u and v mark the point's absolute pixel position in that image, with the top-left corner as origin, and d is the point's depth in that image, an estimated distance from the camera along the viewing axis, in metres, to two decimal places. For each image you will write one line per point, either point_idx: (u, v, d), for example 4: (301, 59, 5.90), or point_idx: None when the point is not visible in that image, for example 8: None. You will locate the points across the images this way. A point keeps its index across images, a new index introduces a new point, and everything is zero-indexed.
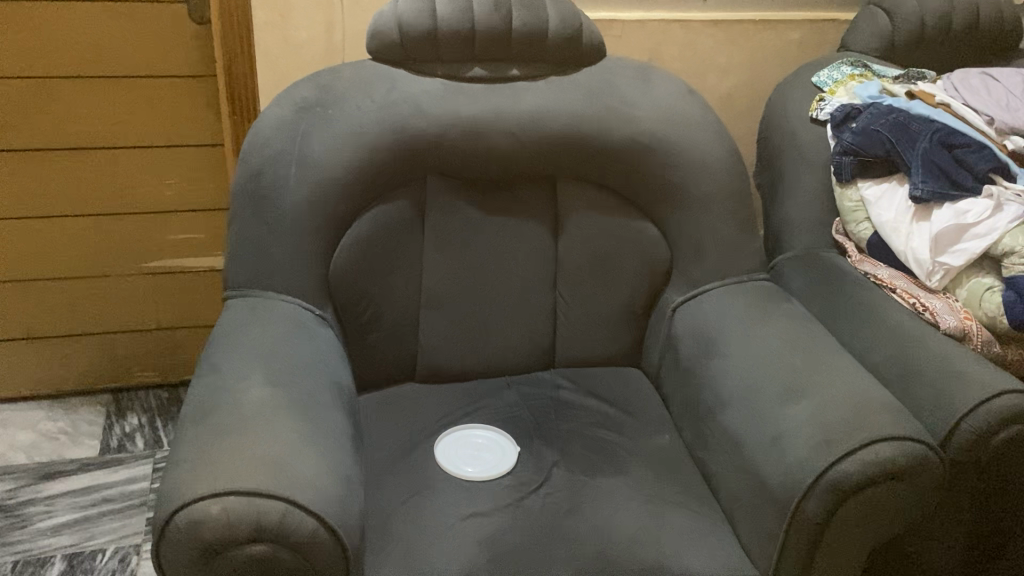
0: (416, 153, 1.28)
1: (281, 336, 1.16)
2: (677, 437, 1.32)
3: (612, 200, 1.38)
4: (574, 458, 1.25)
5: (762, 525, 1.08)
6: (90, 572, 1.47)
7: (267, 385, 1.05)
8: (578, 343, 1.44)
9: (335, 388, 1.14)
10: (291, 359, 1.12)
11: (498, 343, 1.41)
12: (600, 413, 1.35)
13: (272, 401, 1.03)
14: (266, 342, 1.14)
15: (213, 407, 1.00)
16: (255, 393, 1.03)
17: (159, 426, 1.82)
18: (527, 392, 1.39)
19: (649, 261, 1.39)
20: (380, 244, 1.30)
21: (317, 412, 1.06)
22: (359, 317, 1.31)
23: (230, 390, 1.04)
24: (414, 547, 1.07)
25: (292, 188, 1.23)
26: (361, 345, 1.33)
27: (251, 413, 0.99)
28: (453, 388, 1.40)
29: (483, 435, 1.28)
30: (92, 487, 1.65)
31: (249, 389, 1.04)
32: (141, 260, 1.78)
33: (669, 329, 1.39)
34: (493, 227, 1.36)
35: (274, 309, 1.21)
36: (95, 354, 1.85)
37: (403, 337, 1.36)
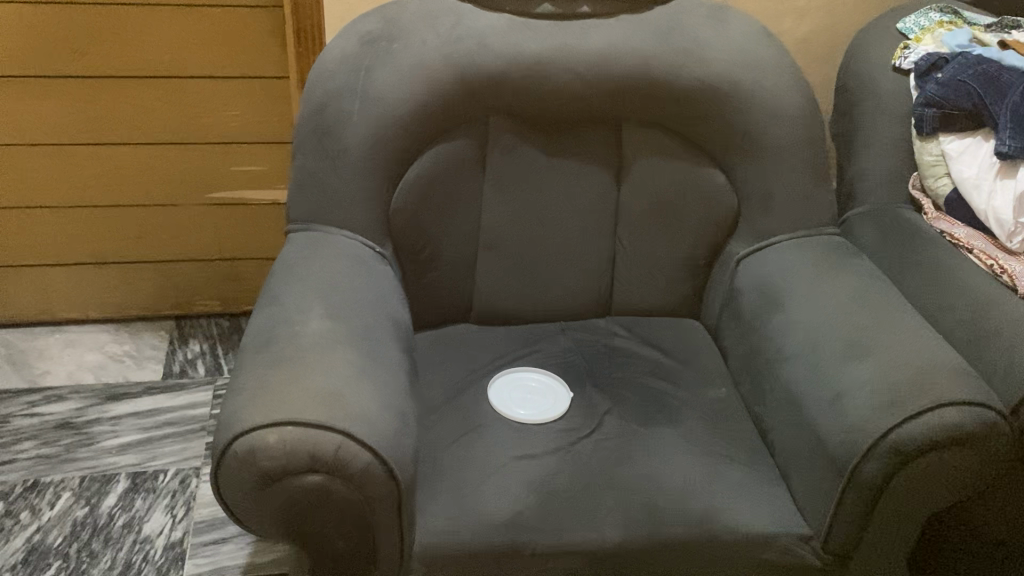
0: (481, 90, 1.26)
1: (342, 271, 1.16)
2: (734, 390, 1.30)
3: (679, 146, 1.34)
4: (627, 406, 1.24)
5: (818, 483, 1.06)
6: (153, 492, 1.53)
7: (326, 318, 1.06)
8: (636, 292, 1.42)
9: (392, 324, 1.15)
10: (350, 293, 1.13)
11: (555, 288, 1.40)
12: (656, 362, 1.33)
13: (330, 334, 1.03)
14: (326, 276, 1.14)
15: (272, 338, 1.02)
16: (315, 326, 1.04)
17: (220, 354, 1.86)
18: (583, 338, 1.38)
19: (715, 210, 1.36)
20: (440, 183, 1.28)
21: (374, 347, 1.06)
22: (417, 256, 1.31)
23: (290, 322, 1.05)
24: (464, 485, 1.08)
25: (354, 123, 1.22)
26: (419, 283, 1.33)
27: (310, 346, 1.00)
28: (508, 330, 1.39)
29: (537, 379, 1.28)
30: (155, 410, 1.70)
31: (309, 322, 1.05)
32: (206, 190, 1.80)
33: (731, 281, 1.36)
34: (555, 168, 1.34)
35: (334, 244, 1.22)
36: (160, 281, 1.90)
37: (460, 277, 1.36)
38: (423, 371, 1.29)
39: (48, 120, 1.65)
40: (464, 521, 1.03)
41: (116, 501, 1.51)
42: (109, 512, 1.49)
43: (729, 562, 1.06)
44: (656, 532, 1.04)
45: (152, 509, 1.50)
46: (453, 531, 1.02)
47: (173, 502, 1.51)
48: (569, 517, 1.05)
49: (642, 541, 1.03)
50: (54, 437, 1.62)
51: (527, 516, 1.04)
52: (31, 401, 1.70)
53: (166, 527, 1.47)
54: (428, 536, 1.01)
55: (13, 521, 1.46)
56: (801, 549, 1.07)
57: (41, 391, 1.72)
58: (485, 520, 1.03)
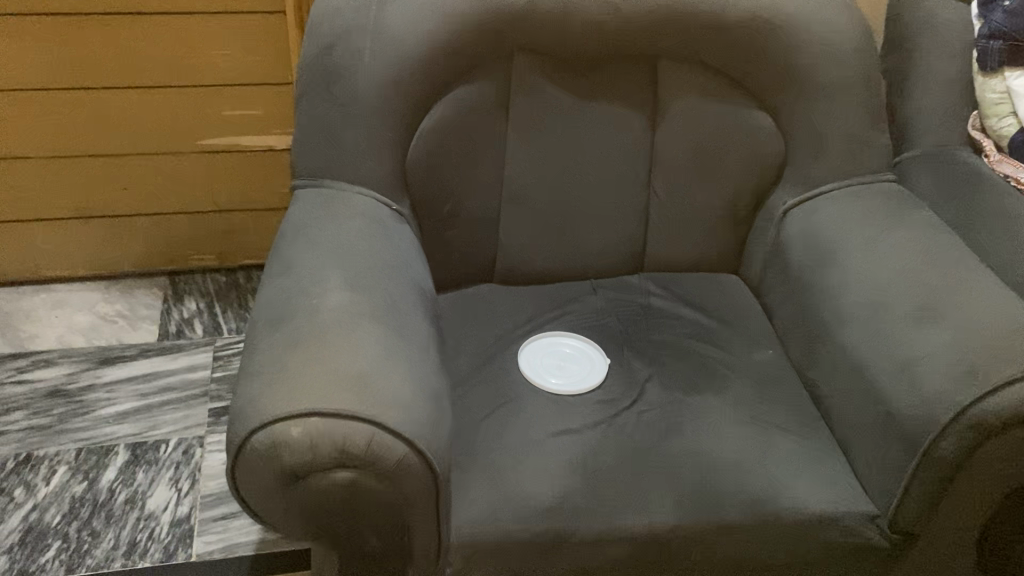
0: (505, 26, 1.13)
1: (358, 234, 1.05)
2: (782, 352, 1.20)
3: (721, 85, 1.23)
4: (669, 373, 1.14)
5: (887, 459, 0.98)
6: (155, 464, 1.44)
7: (345, 290, 0.95)
8: (672, 245, 1.31)
9: (418, 289, 1.04)
10: (369, 259, 1.02)
11: (585, 243, 1.29)
12: (697, 323, 1.23)
13: (352, 308, 0.92)
14: (340, 241, 1.03)
15: (288, 314, 0.91)
16: (334, 300, 0.93)
17: (218, 313, 1.75)
18: (615, 297, 1.27)
19: (759, 156, 1.24)
20: (461, 131, 1.16)
21: (402, 319, 0.95)
22: (436, 211, 1.19)
23: (307, 294, 0.94)
24: (501, 467, 0.99)
25: (366, 66, 1.09)
26: (436, 240, 1.22)
27: (331, 323, 0.90)
28: (534, 290, 1.29)
29: (569, 347, 1.18)
30: (153, 374, 1.60)
31: (327, 296, 0.94)
32: (197, 137, 1.66)
33: (777, 234, 1.25)
34: (585, 113, 1.23)
35: (348, 202, 1.10)
36: (150, 235, 1.77)
37: (482, 233, 1.25)
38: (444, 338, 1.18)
39: (20, 63, 1.51)
40: (505, 508, 0.94)
41: (117, 475, 1.42)
42: (110, 487, 1.40)
43: (790, 544, 0.98)
44: (712, 515, 0.96)
45: (155, 483, 1.41)
46: (492, 520, 0.93)
47: (178, 474, 1.43)
48: (617, 500, 0.96)
49: (697, 525, 0.96)
50: (46, 406, 1.53)
51: (572, 500, 0.96)
52: (18, 367, 1.60)
53: (171, 501, 1.38)
54: (466, 526, 0.92)
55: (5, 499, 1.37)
56: (867, 529, 0.99)
57: (29, 357, 1.62)
58: (526, 506, 0.95)
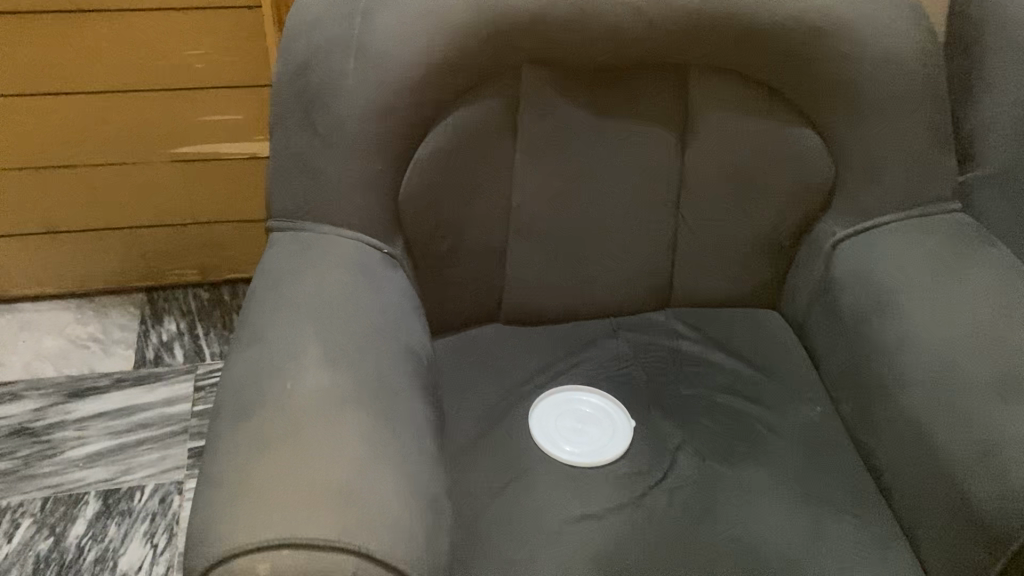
0: (512, 36, 0.96)
1: (343, 287, 0.89)
2: (831, 407, 1.05)
3: (761, 99, 1.06)
4: (702, 438, 1.00)
5: (963, 557, 0.84)
6: (128, 515, 1.30)
7: (326, 364, 0.80)
8: (702, 278, 1.16)
9: (413, 355, 0.89)
10: (356, 319, 0.86)
11: (603, 277, 1.14)
12: (732, 372, 1.08)
13: (332, 391, 0.77)
14: (321, 297, 0.87)
15: (255, 401, 0.76)
16: (312, 380, 0.78)
17: (200, 335, 1.61)
18: (638, 340, 1.12)
19: (803, 180, 1.09)
20: (460, 158, 1.01)
21: (395, 400, 0.81)
22: (434, 250, 1.04)
23: (278, 372, 0.79)
24: (512, 567, 0.85)
25: (349, 88, 0.93)
26: (435, 281, 1.06)
27: (308, 415, 0.75)
28: (546, 332, 1.14)
29: (588, 408, 1.03)
30: (128, 408, 1.46)
31: (304, 374, 0.78)
32: (170, 144, 1.50)
33: (825, 270, 1.10)
34: (605, 132, 1.06)
35: (331, 248, 0.94)
36: (123, 250, 1.62)
37: (486, 270, 1.09)
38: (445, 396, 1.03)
39: None
40: None
41: (86, 529, 1.28)
42: (78, 544, 1.27)
43: None
44: None
45: (128, 539, 1.28)
46: None
47: (153, 528, 1.29)
48: None
49: None
50: (9, 447, 1.39)
51: None
52: None
53: (145, 561, 1.25)
54: None
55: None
56: None
57: None
58: None
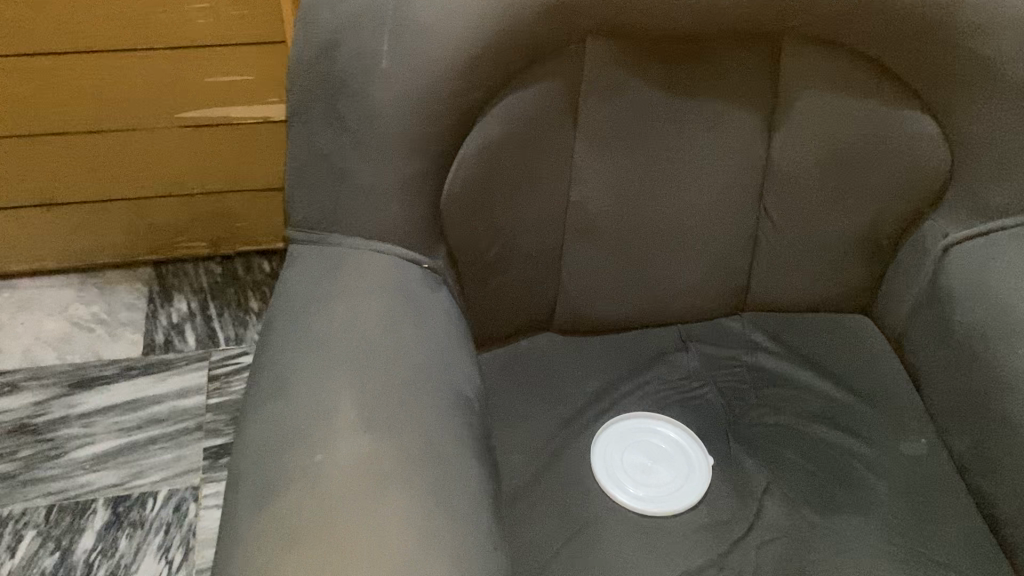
0: (580, 8, 0.79)
1: (379, 318, 0.74)
2: (938, 439, 0.91)
3: (871, 78, 0.89)
4: (791, 480, 0.87)
5: None
6: (139, 527, 1.20)
7: (362, 429, 0.66)
8: (786, 281, 1.01)
9: (464, 400, 0.75)
10: (394, 361, 0.72)
11: (673, 281, 0.99)
12: (822, 396, 0.94)
13: (372, 467, 0.64)
14: (353, 335, 0.72)
15: (280, 482, 0.63)
16: (347, 452, 0.65)
17: (213, 316, 1.48)
18: (712, 355, 0.98)
19: (913, 173, 0.93)
20: (514, 153, 0.85)
21: (446, 470, 0.67)
22: (480, 258, 0.89)
23: (306, 442, 0.65)
24: None
25: (383, 75, 0.77)
26: (481, 292, 0.92)
27: (342, 502, 0.62)
28: (607, 343, 0.99)
29: (661, 444, 0.90)
30: (137, 402, 1.34)
31: (337, 445, 0.65)
32: (174, 107, 1.34)
33: (934, 278, 0.94)
34: (682, 117, 0.90)
35: (365, 263, 0.78)
36: (128, 221, 1.47)
37: (540, 277, 0.95)
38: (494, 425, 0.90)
39: None
40: None
41: (95, 543, 1.18)
42: (87, 560, 1.16)
43: None
44: None
45: (140, 554, 1.17)
46: None
47: (167, 542, 1.19)
48: None
49: None
50: (10, 447, 1.28)
51: None
52: None
53: None
54: None
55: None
56: None
57: None
58: None
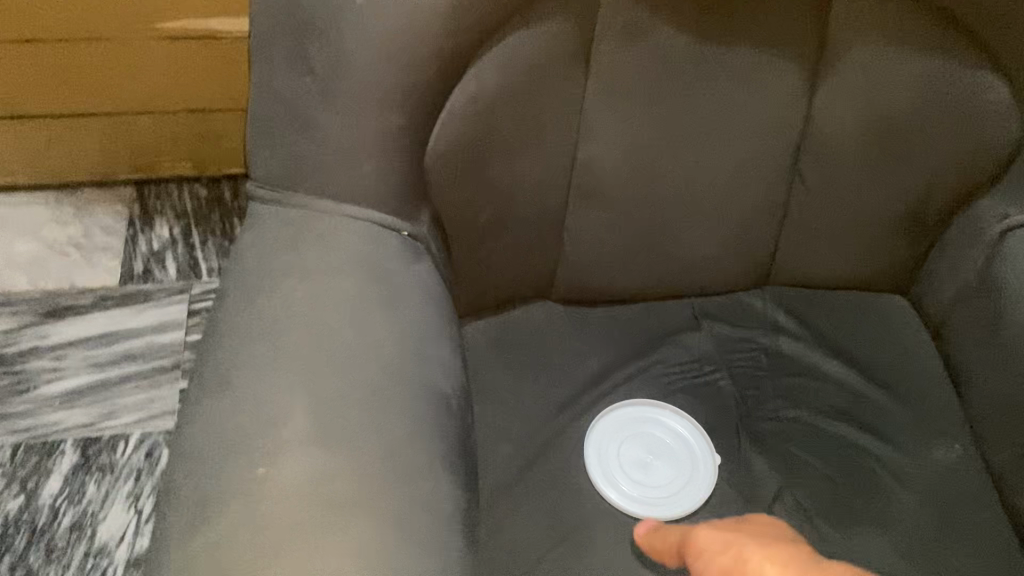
0: None
1: (348, 304, 0.65)
2: (974, 447, 0.82)
3: (932, 28, 0.77)
4: (806, 488, 0.78)
5: None
6: (109, 472, 1.14)
7: (313, 443, 0.57)
8: (817, 254, 0.90)
9: (442, 397, 0.65)
10: (361, 357, 0.62)
11: (690, 250, 0.87)
12: (847, 390, 0.85)
13: (320, 494, 0.55)
14: (314, 325, 0.63)
15: (214, 510, 0.55)
16: (291, 476, 0.56)
17: (196, 245, 1.38)
18: (726, 335, 0.89)
19: (972, 141, 0.81)
20: (514, 102, 0.74)
21: (410, 491, 0.58)
22: (470, 223, 0.79)
23: (246, 462, 0.56)
24: None
25: (360, 8, 0.65)
26: (470, 259, 0.82)
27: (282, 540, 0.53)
28: (612, 318, 0.89)
29: (663, 436, 0.81)
30: (111, 335, 1.26)
31: (281, 465, 0.56)
32: (154, 16, 1.22)
33: (985, 266, 0.83)
34: (712, 65, 0.77)
35: (335, 240, 0.68)
36: (105, 138, 1.36)
37: (540, 241, 0.84)
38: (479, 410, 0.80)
39: None
40: None
41: (62, 488, 1.12)
42: (53, 505, 1.11)
43: None
44: None
45: (110, 501, 1.11)
46: None
47: (138, 489, 1.13)
48: None
49: None
50: None
51: None
52: None
53: (129, 530, 1.09)
54: None
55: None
56: None
57: None
58: None
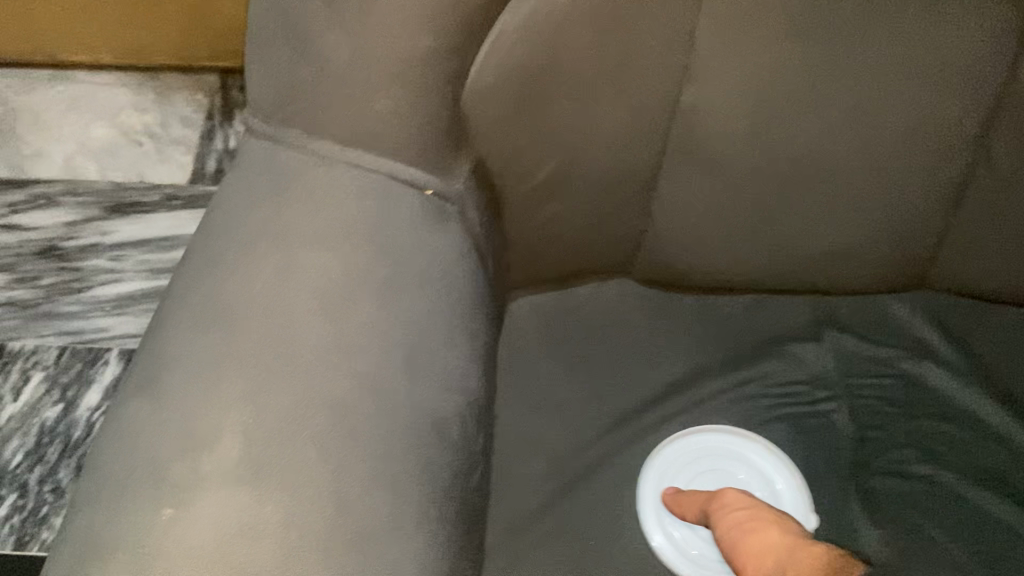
0: None
1: (328, 292, 0.49)
2: None
3: None
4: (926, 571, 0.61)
5: None
6: None
7: (243, 483, 0.43)
8: (988, 257, 0.68)
9: (435, 426, 0.50)
10: (328, 366, 0.47)
11: (820, 237, 0.67)
12: (1002, 450, 0.67)
13: (237, 557, 0.41)
14: (276, 316, 0.48)
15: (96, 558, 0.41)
16: (203, 526, 0.42)
17: None
18: (857, 352, 0.71)
19: None
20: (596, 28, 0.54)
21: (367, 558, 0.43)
22: (524, 179, 0.61)
23: (153, 497, 0.42)
24: None
25: None
26: (527, 223, 0.64)
27: None
28: (711, 313, 0.73)
29: (746, 481, 0.67)
30: (174, 239, 1.17)
31: (195, 507, 0.42)
32: None
33: None
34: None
35: (328, 202, 0.52)
36: (189, 17, 1.22)
37: (620, 209, 0.65)
38: (514, 413, 0.67)
39: None
40: None
41: (101, 401, 1.05)
42: (90, 418, 1.04)
43: None
44: None
45: None
46: None
47: None
48: None
49: None
50: (34, 271, 1.14)
51: None
52: (12, 204, 1.20)
53: None
54: None
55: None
56: None
57: (24, 190, 1.20)
58: None
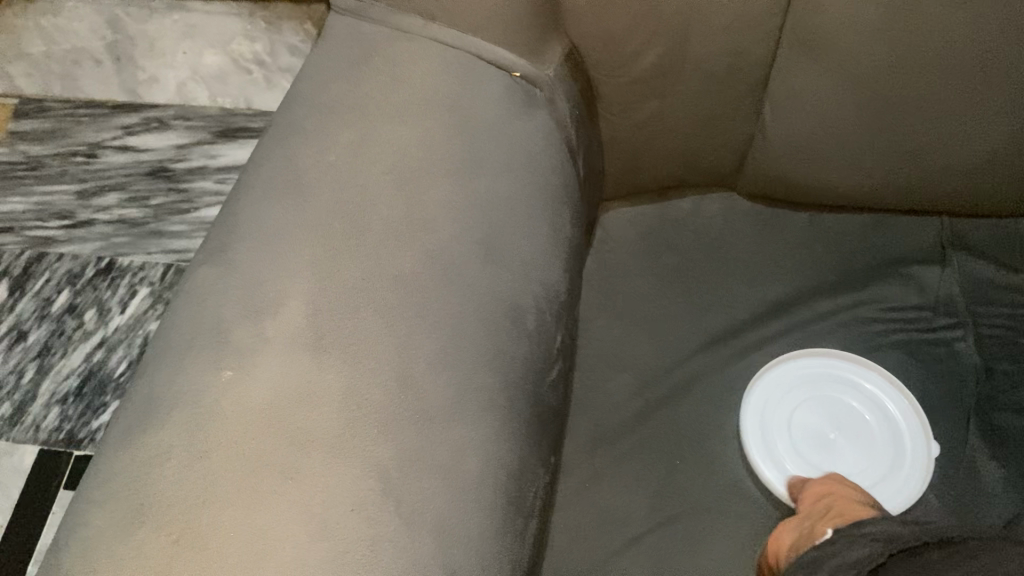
0: None
1: (404, 166, 0.46)
2: None
3: None
4: None
5: None
6: None
7: (305, 350, 0.41)
8: None
9: (517, 305, 0.48)
10: (399, 240, 0.44)
11: (952, 150, 0.60)
12: None
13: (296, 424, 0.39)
14: (350, 188, 0.45)
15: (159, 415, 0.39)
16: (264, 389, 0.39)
17: None
18: (987, 278, 0.66)
19: None
20: None
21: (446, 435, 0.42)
22: (622, 72, 0.57)
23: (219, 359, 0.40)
24: None
25: None
26: (626, 124, 0.61)
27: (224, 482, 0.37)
28: (827, 232, 0.69)
29: (859, 407, 0.65)
30: None
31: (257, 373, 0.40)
32: None
33: None
34: None
35: (411, 76, 0.49)
36: None
37: (728, 111, 0.61)
38: (605, 325, 0.66)
39: None
40: None
41: None
42: None
43: None
44: None
45: None
46: None
47: None
48: None
49: None
50: (143, 191, 0.98)
51: None
52: (125, 125, 1.01)
53: None
54: None
55: (56, 324, 0.92)
56: None
57: (138, 111, 1.01)
58: None
